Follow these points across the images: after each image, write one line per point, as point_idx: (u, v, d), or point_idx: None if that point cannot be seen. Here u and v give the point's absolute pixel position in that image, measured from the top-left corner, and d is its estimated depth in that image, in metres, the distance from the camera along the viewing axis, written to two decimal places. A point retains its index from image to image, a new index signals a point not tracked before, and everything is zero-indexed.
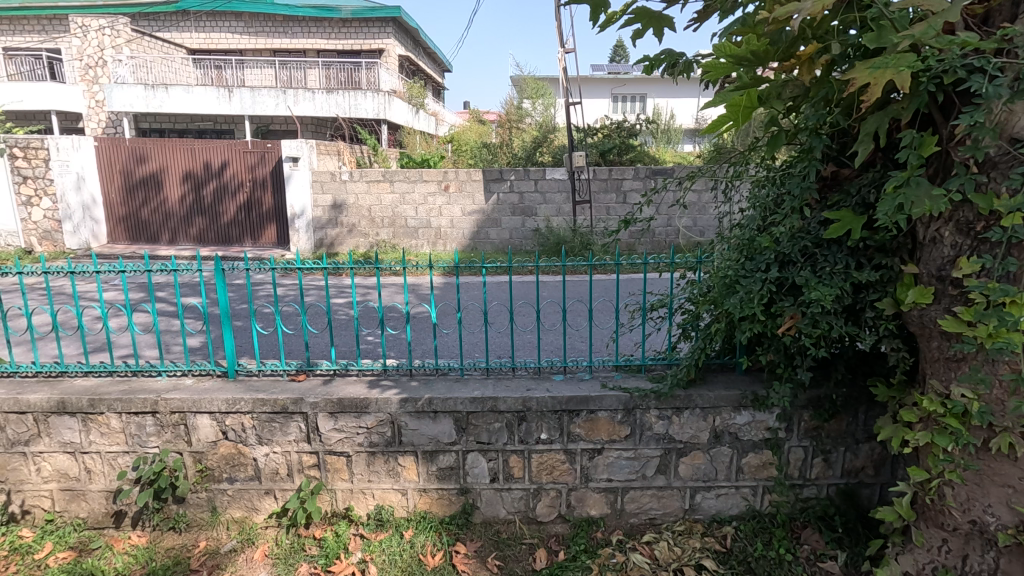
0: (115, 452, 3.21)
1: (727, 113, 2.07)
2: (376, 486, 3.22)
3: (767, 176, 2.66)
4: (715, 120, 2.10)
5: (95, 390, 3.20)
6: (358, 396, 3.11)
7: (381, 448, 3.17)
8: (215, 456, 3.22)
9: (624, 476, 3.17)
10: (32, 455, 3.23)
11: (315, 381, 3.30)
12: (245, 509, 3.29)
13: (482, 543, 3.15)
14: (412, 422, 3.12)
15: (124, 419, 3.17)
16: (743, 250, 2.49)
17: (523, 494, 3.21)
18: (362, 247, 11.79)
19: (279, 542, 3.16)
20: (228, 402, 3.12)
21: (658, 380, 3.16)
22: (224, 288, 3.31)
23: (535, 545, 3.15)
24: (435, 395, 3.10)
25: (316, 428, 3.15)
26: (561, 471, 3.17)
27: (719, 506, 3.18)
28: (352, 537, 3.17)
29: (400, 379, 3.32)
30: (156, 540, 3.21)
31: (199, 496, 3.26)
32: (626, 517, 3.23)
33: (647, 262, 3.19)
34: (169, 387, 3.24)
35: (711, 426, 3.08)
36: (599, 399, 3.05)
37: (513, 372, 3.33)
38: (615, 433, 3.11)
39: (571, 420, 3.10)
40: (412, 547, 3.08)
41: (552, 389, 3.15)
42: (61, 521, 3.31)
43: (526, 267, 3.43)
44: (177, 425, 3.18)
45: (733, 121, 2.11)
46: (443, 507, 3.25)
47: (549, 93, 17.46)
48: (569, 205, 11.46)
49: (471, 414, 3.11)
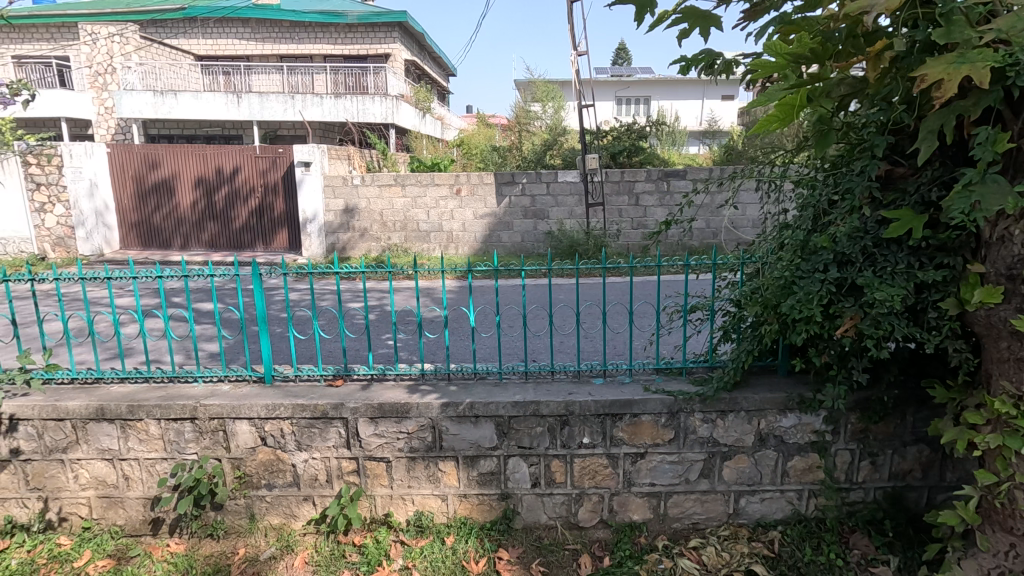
0: (154, 458, 3.19)
1: (774, 113, 2.09)
2: (416, 492, 3.19)
3: (816, 176, 2.63)
4: (763, 119, 2.11)
5: (134, 397, 3.18)
6: (399, 401, 3.08)
7: (422, 454, 3.14)
8: (254, 462, 3.19)
9: (667, 480, 3.14)
10: (69, 462, 3.21)
11: (352, 386, 3.27)
12: (283, 516, 3.26)
13: (525, 549, 3.11)
14: (453, 427, 3.09)
15: (163, 426, 3.15)
16: (797, 251, 2.45)
17: (564, 499, 3.18)
18: (374, 251, 11.79)
19: (319, 548, 3.13)
20: (268, 408, 3.10)
21: (702, 383, 3.12)
22: (261, 293, 3.30)
23: (578, 551, 3.11)
24: (476, 399, 3.07)
25: (356, 434, 3.12)
26: (604, 476, 3.14)
27: (763, 510, 3.15)
28: (392, 544, 3.14)
29: (438, 383, 3.29)
30: (194, 547, 3.19)
31: (238, 503, 3.23)
32: (669, 522, 3.19)
33: (689, 264, 3.16)
34: (208, 393, 3.22)
35: (755, 429, 3.04)
36: (643, 402, 3.02)
37: (552, 376, 3.30)
38: (659, 437, 3.08)
39: (614, 424, 3.07)
40: (454, 553, 3.06)
41: (594, 392, 3.12)
42: (99, 528, 3.29)
43: (565, 270, 3.40)
44: (217, 431, 3.15)
45: (780, 120, 2.12)
46: (484, 513, 3.21)
47: (559, 96, 17.45)
48: (581, 208, 11.45)
49: (513, 418, 3.07)
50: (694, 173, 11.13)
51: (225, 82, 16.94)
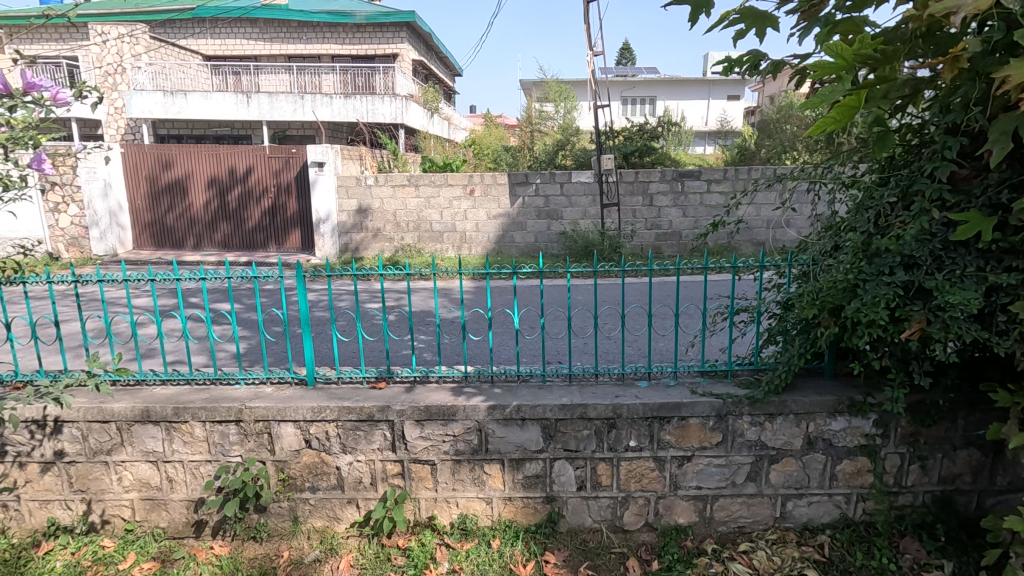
0: (198, 460, 3.19)
1: (833, 115, 1.93)
2: (460, 495, 3.18)
3: (874, 179, 2.63)
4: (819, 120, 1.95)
5: (178, 399, 3.17)
6: (445, 404, 3.07)
7: (467, 456, 3.13)
8: (299, 464, 3.18)
9: (714, 483, 3.12)
10: (114, 464, 3.20)
11: (396, 388, 3.26)
12: (326, 519, 3.25)
13: (571, 552, 3.10)
14: (500, 430, 3.08)
15: (208, 428, 3.14)
16: (857, 254, 2.45)
17: (610, 502, 3.16)
18: (387, 251, 11.78)
19: (364, 551, 3.11)
20: (313, 410, 3.09)
21: (750, 386, 3.10)
22: (305, 295, 3.30)
23: (625, 554, 3.09)
24: (523, 402, 3.06)
25: (401, 436, 3.11)
26: (650, 479, 3.13)
27: (811, 514, 3.13)
28: (437, 547, 3.12)
29: (482, 386, 3.27)
30: (238, 549, 3.18)
31: (281, 506, 3.22)
32: (715, 525, 3.17)
33: (737, 265, 3.15)
34: (252, 395, 3.21)
35: (804, 433, 3.03)
36: (692, 405, 3.00)
37: (596, 379, 3.29)
38: (706, 440, 3.06)
39: (662, 427, 3.05)
40: (501, 556, 3.04)
41: (641, 395, 3.11)
42: (142, 531, 3.28)
43: (610, 271, 3.39)
44: (261, 434, 3.15)
45: (837, 122, 1.97)
46: (528, 516, 3.20)
47: (573, 97, 17.35)
48: (595, 208, 11.42)
49: (560, 421, 3.06)
50: (710, 173, 11.09)
51: (234, 83, 16.95)
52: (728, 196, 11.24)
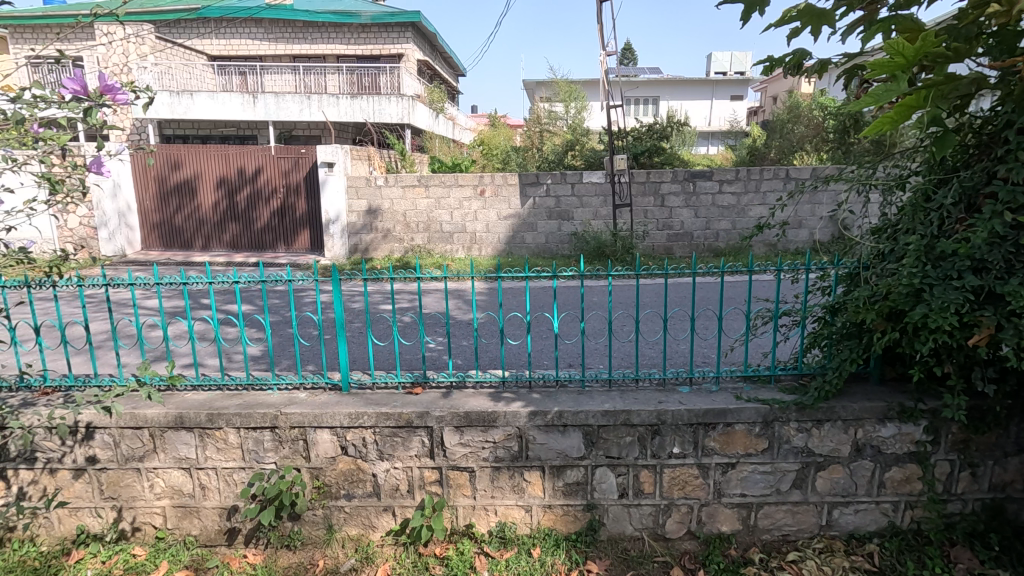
0: (231, 467, 3.13)
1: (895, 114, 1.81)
2: (499, 503, 3.12)
3: (932, 181, 2.59)
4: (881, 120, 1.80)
5: (212, 404, 3.12)
6: (485, 410, 3.01)
7: (507, 463, 3.07)
8: (334, 471, 3.12)
9: (758, 491, 3.05)
10: (146, 471, 3.15)
11: (433, 394, 3.20)
12: (362, 526, 3.19)
13: (612, 561, 3.04)
14: (541, 437, 3.02)
15: (242, 434, 3.08)
16: (919, 258, 2.40)
17: (652, 510, 3.10)
18: (397, 252, 11.74)
19: (401, 560, 3.05)
20: (351, 416, 3.03)
21: (795, 392, 3.03)
22: (341, 299, 3.25)
23: (668, 563, 3.03)
24: (565, 408, 3.00)
25: (440, 443, 3.05)
26: (693, 486, 3.06)
27: (857, 522, 3.06)
28: (477, 556, 3.05)
29: (520, 391, 3.22)
30: (272, 558, 3.12)
31: (316, 514, 3.16)
32: (759, 533, 3.11)
33: (783, 268, 3.10)
34: (286, 401, 3.15)
35: (852, 439, 2.96)
36: (738, 411, 2.94)
37: (636, 384, 3.23)
38: (752, 447, 3.00)
39: (706, 433, 3.00)
40: (543, 565, 2.99)
41: (685, 401, 3.05)
42: (173, 539, 3.22)
43: (652, 275, 3.32)
44: (297, 440, 3.08)
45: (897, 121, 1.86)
46: (568, 523, 3.14)
47: (581, 95, 17.26)
48: (607, 209, 11.35)
49: (602, 428, 3.00)
50: (723, 173, 11.02)
51: (240, 83, 16.87)
52: (739, 197, 11.18)
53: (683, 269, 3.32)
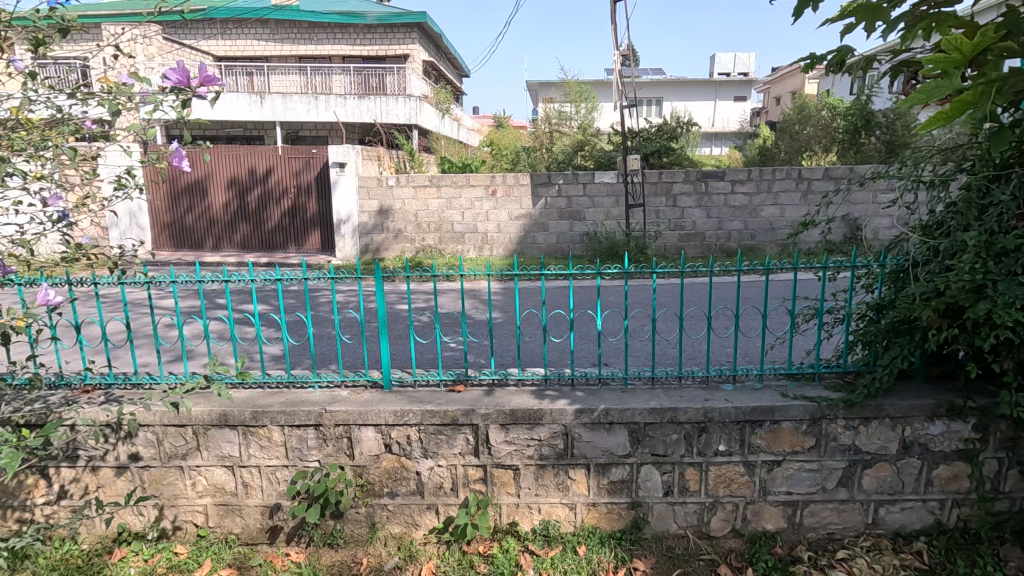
0: (275, 465, 3.12)
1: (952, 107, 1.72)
2: (544, 501, 3.11)
3: (985, 178, 2.61)
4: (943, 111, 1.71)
5: (255, 403, 3.11)
6: (531, 407, 3.00)
7: (552, 461, 3.06)
8: (378, 469, 3.11)
9: (804, 489, 3.04)
10: (189, 469, 3.14)
11: (476, 392, 3.19)
12: (404, 525, 3.18)
13: (658, 559, 3.03)
14: (587, 434, 3.01)
15: (286, 432, 3.08)
16: (979, 254, 2.43)
17: (698, 508, 3.09)
18: (408, 252, 11.73)
19: (445, 558, 3.04)
20: (396, 414, 3.02)
21: (842, 389, 3.02)
22: (384, 297, 3.26)
23: (714, 561, 3.02)
24: (611, 406, 2.99)
25: (486, 440, 3.04)
26: (739, 484, 3.06)
27: (903, 520, 3.05)
28: (522, 554, 3.04)
29: (563, 388, 3.21)
30: (315, 556, 3.10)
31: (359, 512, 3.15)
32: (804, 532, 3.10)
33: (828, 265, 3.09)
34: (329, 399, 3.14)
35: (900, 437, 2.95)
36: (786, 409, 2.93)
37: (679, 382, 3.22)
38: (799, 444, 3.00)
39: (753, 431, 2.99)
40: (589, 563, 2.98)
41: (731, 398, 3.04)
42: (214, 537, 3.21)
43: (695, 272, 3.32)
44: (341, 438, 3.07)
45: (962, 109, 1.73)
46: (612, 522, 3.13)
47: (592, 96, 17.26)
48: (619, 209, 11.35)
49: (648, 425, 2.99)
50: (736, 173, 11.02)
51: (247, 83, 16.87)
52: (752, 197, 11.16)
53: (726, 266, 3.30)
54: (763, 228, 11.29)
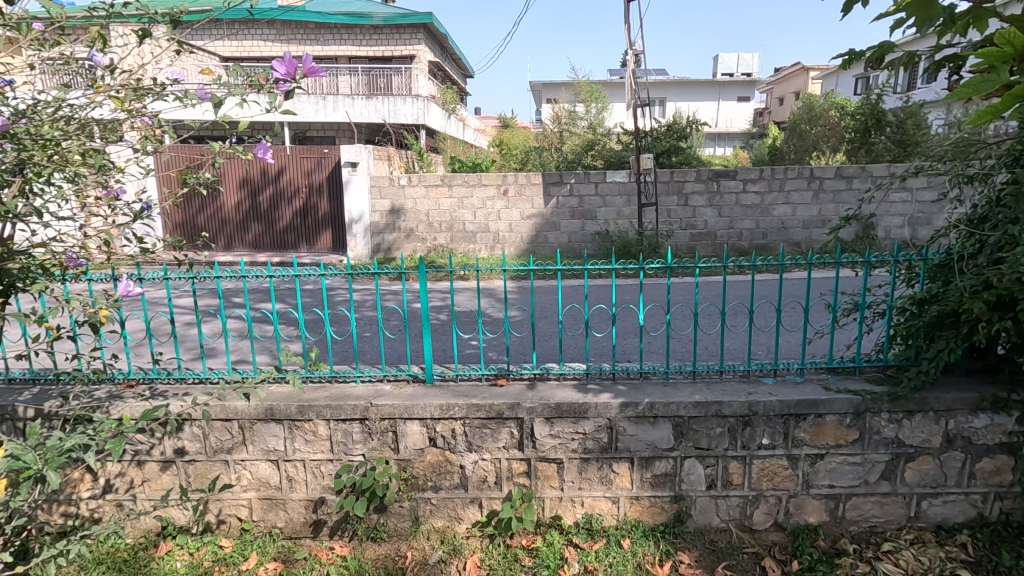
0: (320, 459, 3.14)
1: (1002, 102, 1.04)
2: (587, 494, 3.13)
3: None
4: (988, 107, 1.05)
5: (300, 397, 3.13)
6: (576, 401, 3.02)
7: (596, 455, 3.08)
8: (422, 463, 3.13)
9: (847, 482, 3.06)
10: (234, 463, 3.17)
11: (519, 386, 3.21)
12: (447, 518, 3.20)
13: (701, 552, 3.05)
14: (631, 428, 3.03)
15: (332, 426, 3.10)
16: None
17: (740, 501, 3.11)
18: (420, 252, 11.74)
19: (489, 551, 3.06)
20: (441, 408, 3.04)
21: (884, 382, 3.04)
22: (427, 292, 3.30)
23: (758, 554, 3.04)
24: (656, 399, 3.01)
25: (531, 434, 3.06)
26: (783, 477, 3.07)
27: (945, 513, 3.07)
28: (566, 547, 3.06)
29: (605, 383, 3.23)
30: (359, 550, 3.12)
31: (403, 506, 3.16)
32: (846, 525, 3.12)
33: (871, 259, 3.11)
34: (373, 393, 3.16)
35: (944, 430, 2.97)
36: (830, 402, 2.95)
37: (720, 376, 3.24)
38: (842, 438, 3.01)
39: (797, 424, 3.00)
40: (634, 556, 2.99)
41: (774, 392, 3.06)
42: (258, 531, 3.23)
43: (736, 267, 3.33)
44: (386, 432, 3.10)
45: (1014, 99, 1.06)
46: (655, 515, 3.15)
47: (602, 96, 17.28)
48: (630, 208, 11.36)
49: (692, 419, 3.01)
50: (748, 172, 11.03)
51: None
52: (764, 195, 11.17)
53: (768, 261, 3.32)
54: (775, 228, 11.30)
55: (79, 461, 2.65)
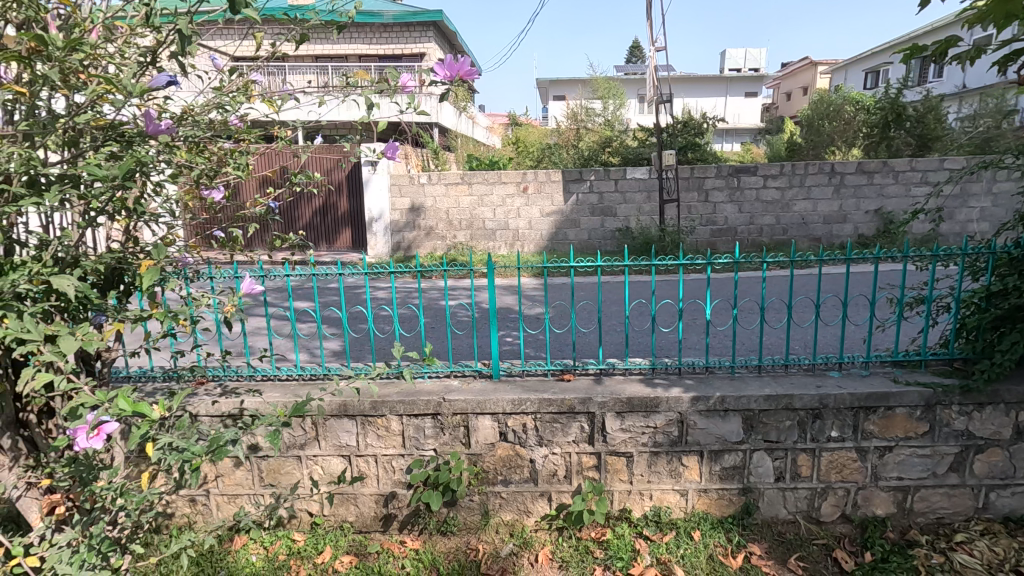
0: (391, 454, 3.19)
1: None
2: (656, 487, 3.17)
3: None
4: None
5: (373, 392, 3.17)
6: (647, 395, 3.05)
7: (666, 448, 3.11)
8: (493, 457, 3.17)
9: (916, 474, 3.08)
10: (306, 459, 3.21)
11: (587, 380, 3.25)
12: (516, 512, 3.24)
13: (771, 544, 3.08)
14: (702, 421, 3.07)
15: (404, 422, 3.14)
16: None
17: (808, 493, 3.14)
18: (439, 250, 11.77)
19: (559, 546, 3.09)
20: (514, 403, 3.08)
21: (950, 375, 3.07)
22: (496, 289, 3.36)
23: (828, 546, 3.06)
24: (726, 393, 3.04)
25: (602, 428, 3.09)
26: (851, 470, 3.10)
27: (1013, 504, 3.10)
28: (637, 540, 3.09)
29: (671, 377, 3.27)
30: (429, 544, 3.16)
31: (473, 500, 3.20)
32: (914, 517, 3.14)
33: (940, 252, 3.11)
34: (443, 388, 3.20)
35: (1014, 422, 3.00)
36: (901, 395, 2.97)
37: (784, 370, 3.27)
38: (912, 430, 3.03)
39: (867, 417, 3.03)
40: (705, 548, 3.02)
41: (842, 385, 3.08)
42: (330, 525, 3.28)
43: (804, 261, 3.32)
44: (458, 427, 3.13)
45: None
46: (723, 507, 3.18)
47: (617, 92, 17.28)
48: (651, 204, 11.35)
49: (763, 412, 3.04)
50: (768, 167, 11.03)
51: None
52: (784, 191, 11.15)
53: (837, 255, 3.31)
54: (795, 223, 11.28)
55: (239, 450, 2.56)
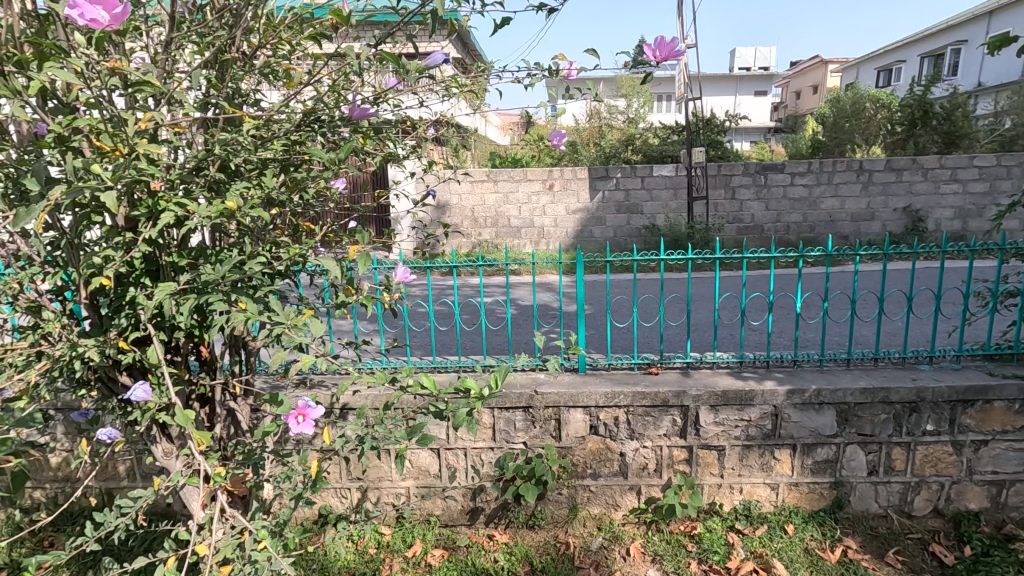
0: (481, 447, 3.19)
1: None
2: (747, 480, 3.15)
3: None
4: None
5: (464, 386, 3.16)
6: (742, 388, 3.03)
7: (759, 441, 3.10)
8: (583, 451, 3.16)
9: (1011, 468, 3.06)
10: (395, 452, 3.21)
11: (676, 374, 3.23)
12: (604, 506, 3.22)
13: (865, 537, 3.05)
14: (796, 415, 3.05)
15: (495, 415, 3.14)
16: None
17: (901, 487, 3.12)
18: (464, 247, 11.74)
19: (650, 540, 3.06)
20: (607, 396, 3.06)
21: None
22: (583, 284, 3.35)
23: (924, 539, 3.04)
24: (822, 386, 3.02)
25: (695, 421, 3.08)
26: (946, 463, 3.08)
27: None
28: (729, 533, 3.07)
29: (760, 371, 3.25)
30: (517, 537, 3.14)
31: (561, 493, 3.19)
32: (1008, 511, 3.12)
33: None
34: (533, 382, 3.19)
35: None
36: (1000, 388, 2.95)
37: (874, 363, 3.25)
38: (1009, 423, 3.02)
39: (963, 410, 3.01)
40: (801, 541, 2.99)
41: (936, 378, 3.06)
42: (415, 518, 3.27)
43: (896, 253, 3.27)
44: (549, 420, 3.13)
45: None
46: (814, 501, 3.16)
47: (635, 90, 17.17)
48: (678, 201, 11.31)
49: (858, 405, 3.02)
50: (796, 164, 10.97)
51: None
52: (812, 189, 11.11)
53: (929, 248, 3.25)
54: (823, 220, 11.24)
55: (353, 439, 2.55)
